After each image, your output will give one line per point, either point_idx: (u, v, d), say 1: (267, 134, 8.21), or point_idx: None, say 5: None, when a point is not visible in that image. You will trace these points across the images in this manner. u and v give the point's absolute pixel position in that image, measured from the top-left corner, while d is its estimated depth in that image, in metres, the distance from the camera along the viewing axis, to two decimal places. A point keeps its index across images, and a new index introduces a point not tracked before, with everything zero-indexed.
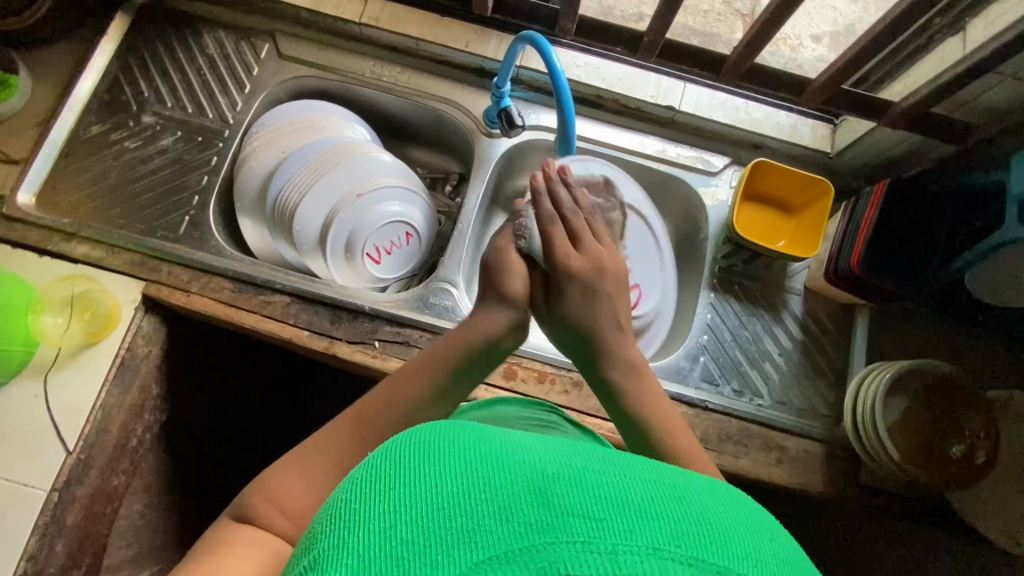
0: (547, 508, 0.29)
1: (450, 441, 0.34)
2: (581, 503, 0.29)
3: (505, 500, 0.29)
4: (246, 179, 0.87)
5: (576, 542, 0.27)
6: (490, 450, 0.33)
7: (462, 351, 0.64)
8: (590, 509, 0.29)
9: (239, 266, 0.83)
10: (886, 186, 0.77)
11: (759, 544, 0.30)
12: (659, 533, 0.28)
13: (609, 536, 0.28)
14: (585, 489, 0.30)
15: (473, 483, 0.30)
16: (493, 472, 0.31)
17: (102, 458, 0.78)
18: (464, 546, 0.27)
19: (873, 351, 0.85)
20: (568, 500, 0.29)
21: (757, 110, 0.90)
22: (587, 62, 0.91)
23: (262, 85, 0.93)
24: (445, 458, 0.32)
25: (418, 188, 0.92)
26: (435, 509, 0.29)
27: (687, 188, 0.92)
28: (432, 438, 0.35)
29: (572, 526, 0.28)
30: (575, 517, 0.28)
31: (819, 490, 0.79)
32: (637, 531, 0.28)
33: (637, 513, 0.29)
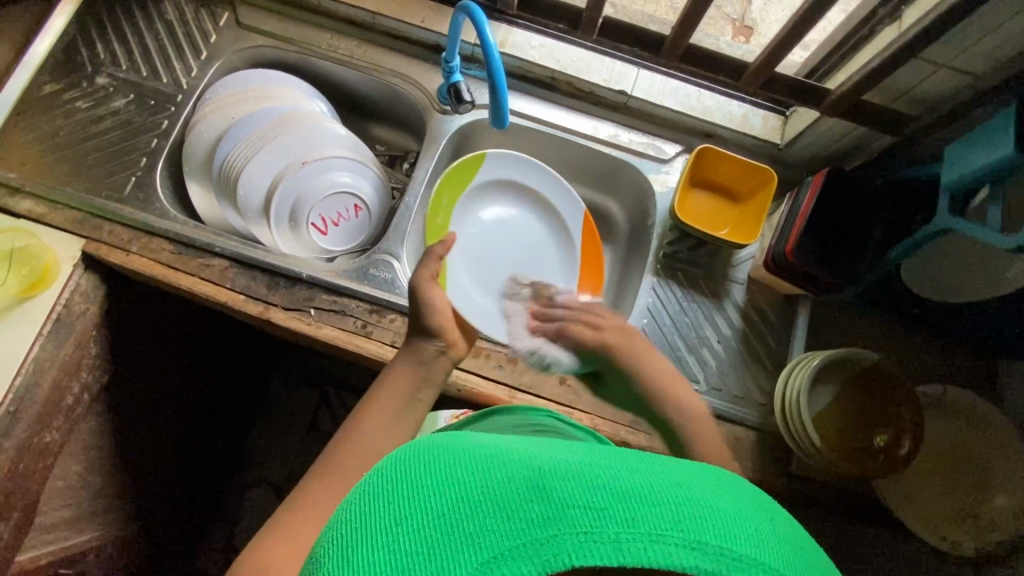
0: (546, 502, 0.31)
1: (445, 448, 0.36)
2: (577, 494, 0.31)
3: (506, 501, 0.31)
4: (195, 143, 0.88)
5: (579, 533, 0.30)
6: (483, 454, 0.35)
7: (409, 378, 0.70)
8: (590, 500, 0.31)
9: (181, 229, 0.83)
10: (825, 175, 0.77)
11: (745, 513, 0.33)
12: (657, 518, 0.30)
13: (611, 525, 0.30)
14: (582, 482, 0.31)
15: (473, 491, 0.32)
16: (492, 475, 0.33)
17: (32, 413, 0.79)
18: (469, 550, 0.30)
19: (812, 342, 0.85)
20: (566, 493, 0.31)
21: (709, 98, 0.91)
22: (541, 44, 0.91)
23: (220, 52, 0.93)
24: (440, 469, 0.34)
25: (370, 161, 0.92)
26: (439, 516, 0.31)
27: (637, 173, 0.93)
28: (428, 446, 0.37)
29: (574, 518, 0.30)
30: (575, 509, 0.30)
31: (747, 477, 0.79)
32: (637, 519, 0.30)
33: (635, 500, 0.31)
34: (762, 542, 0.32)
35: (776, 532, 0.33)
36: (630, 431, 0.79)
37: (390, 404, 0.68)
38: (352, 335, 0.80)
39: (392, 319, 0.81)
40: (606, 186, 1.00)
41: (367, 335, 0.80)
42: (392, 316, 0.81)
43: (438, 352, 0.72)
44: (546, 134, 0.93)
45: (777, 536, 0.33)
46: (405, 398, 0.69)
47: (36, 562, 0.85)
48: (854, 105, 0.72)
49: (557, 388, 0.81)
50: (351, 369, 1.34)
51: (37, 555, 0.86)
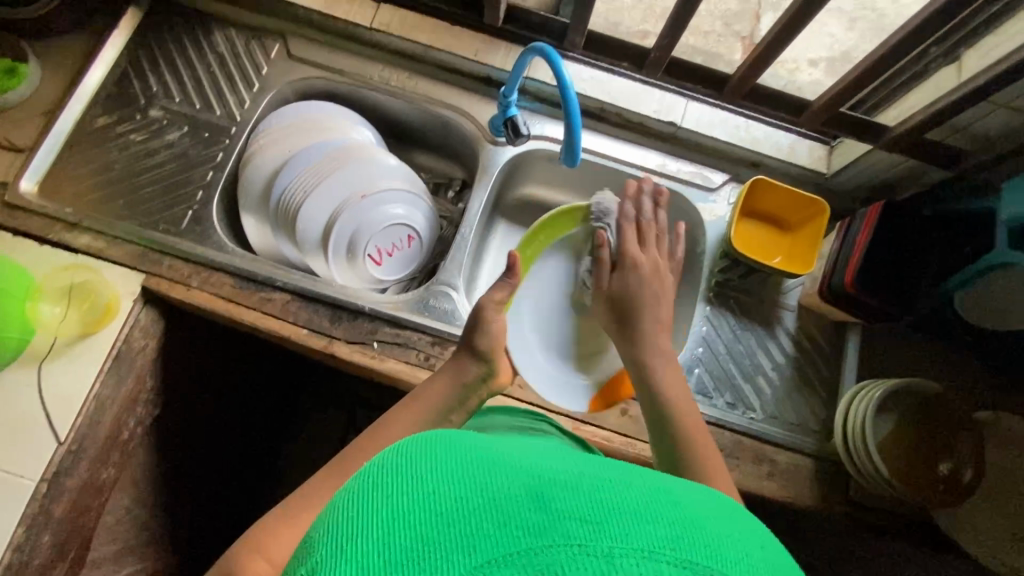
0: (543, 512, 0.29)
1: (448, 446, 0.34)
2: (577, 506, 0.29)
3: (502, 506, 0.29)
4: (252, 177, 0.88)
5: (573, 545, 0.28)
6: (486, 458, 0.33)
7: (443, 391, 0.69)
8: (588, 513, 0.29)
9: (241, 262, 0.83)
10: (881, 208, 0.79)
11: (739, 539, 0.31)
12: (655, 535, 0.28)
13: (605, 539, 0.28)
14: (581, 494, 0.30)
15: (473, 491, 0.30)
16: (493, 480, 0.31)
17: (92, 451, 0.78)
18: (463, 552, 0.28)
19: (863, 369, 0.86)
20: (564, 505, 0.29)
21: (756, 129, 0.93)
22: (592, 76, 0.92)
23: (271, 84, 0.94)
24: (443, 464, 0.32)
25: (422, 191, 0.93)
26: (434, 511, 0.29)
27: (686, 203, 0.94)
28: (431, 441, 0.35)
29: (569, 529, 0.28)
30: (573, 521, 0.29)
31: (808, 504, 0.80)
32: (633, 535, 0.28)
33: (633, 516, 0.29)
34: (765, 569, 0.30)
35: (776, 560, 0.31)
36: None
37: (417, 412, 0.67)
38: (415, 368, 0.80)
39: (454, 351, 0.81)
40: None
41: (430, 367, 0.80)
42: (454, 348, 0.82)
43: (479, 376, 0.72)
44: (596, 164, 0.95)
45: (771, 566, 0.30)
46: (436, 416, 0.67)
47: None
48: (912, 142, 0.74)
49: (619, 419, 0.81)
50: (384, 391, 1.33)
51: None
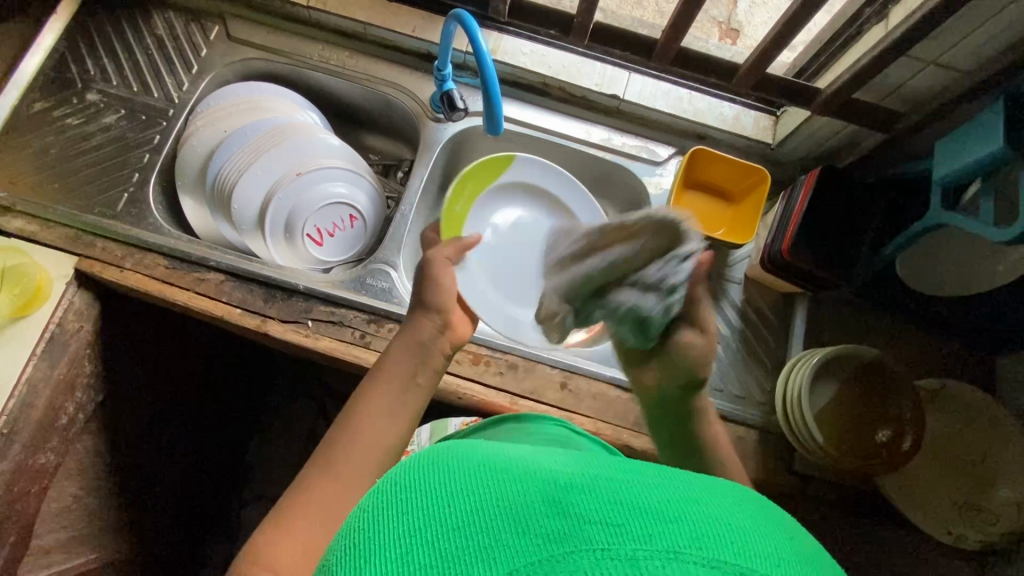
0: (562, 518, 0.29)
1: (466, 467, 0.35)
2: (593, 510, 0.29)
3: (522, 515, 0.29)
4: (188, 158, 0.87)
5: (595, 549, 0.27)
6: (502, 471, 0.34)
7: (408, 350, 0.68)
8: (607, 516, 0.28)
9: (175, 243, 0.82)
10: (817, 174, 0.78)
11: (769, 540, 0.29)
12: (678, 535, 0.27)
13: (628, 542, 0.27)
14: (600, 498, 0.30)
15: (491, 505, 0.31)
16: (511, 491, 0.32)
17: (26, 434, 0.77)
18: (481, 565, 0.27)
19: (810, 340, 0.85)
20: (583, 509, 0.29)
21: (700, 100, 0.91)
22: (532, 50, 0.91)
23: (210, 66, 0.93)
24: (456, 481, 0.33)
25: (364, 171, 0.92)
26: (452, 529, 0.30)
27: (632, 177, 0.93)
28: (445, 462, 0.36)
29: (589, 533, 0.27)
30: (592, 525, 0.28)
31: (752, 476, 0.79)
32: (656, 536, 0.27)
33: (655, 518, 0.28)
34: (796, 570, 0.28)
35: (804, 558, 0.30)
36: (633, 434, 0.79)
37: (395, 377, 0.66)
38: (350, 345, 0.79)
39: (391, 328, 0.80)
40: (600, 190, 1.00)
41: (365, 345, 0.79)
42: (390, 325, 0.81)
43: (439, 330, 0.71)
44: (539, 139, 0.94)
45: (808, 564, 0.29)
46: (409, 375, 0.67)
47: None
48: (843, 104, 0.73)
49: (559, 393, 0.80)
50: (350, 380, 1.32)
51: None
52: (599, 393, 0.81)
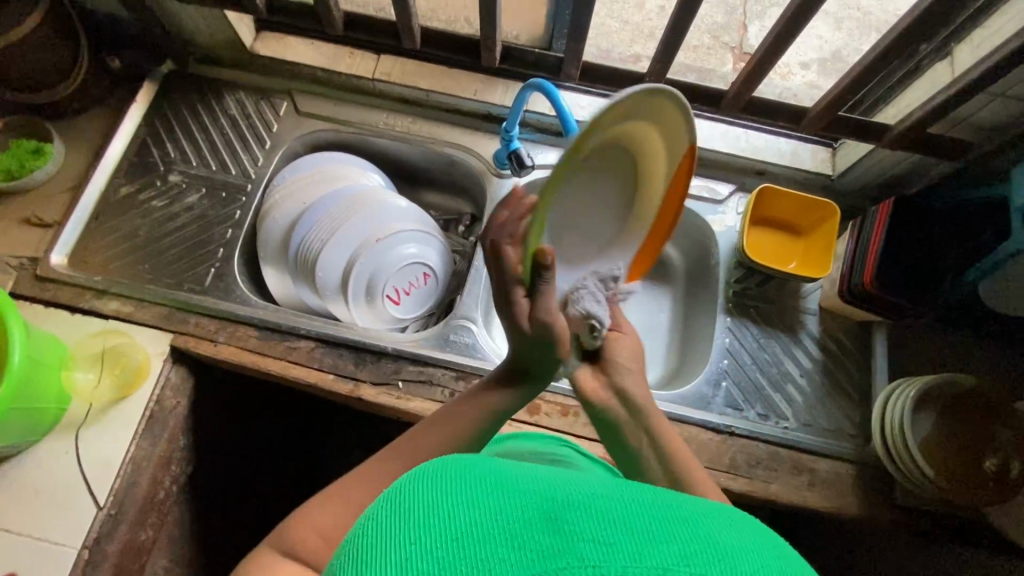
0: (557, 535, 0.27)
1: (461, 468, 0.32)
2: (589, 528, 0.27)
3: (517, 529, 0.28)
4: (269, 231, 0.90)
5: (588, 568, 0.26)
6: (503, 476, 0.32)
7: (473, 414, 0.60)
8: (602, 534, 0.27)
9: (264, 314, 0.85)
10: (891, 205, 0.78)
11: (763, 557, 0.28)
12: (670, 554, 0.26)
13: (620, 560, 0.26)
14: (595, 514, 0.28)
15: (483, 512, 0.28)
16: (503, 500, 0.29)
17: (132, 512, 0.79)
18: None
19: (895, 368, 0.85)
20: (579, 526, 0.27)
21: (757, 138, 0.94)
22: (590, 103, 0.94)
23: (282, 141, 0.97)
24: (449, 486, 0.31)
25: (433, 229, 0.95)
26: (446, 538, 0.27)
27: (695, 217, 0.95)
28: (437, 465, 0.33)
29: (584, 552, 0.26)
30: (589, 544, 0.27)
31: (855, 513, 0.78)
32: (648, 556, 0.26)
33: (648, 537, 0.27)
34: None
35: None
36: (730, 477, 0.79)
37: (445, 441, 0.58)
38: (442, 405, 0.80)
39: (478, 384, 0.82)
40: None
41: None
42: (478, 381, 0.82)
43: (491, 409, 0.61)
44: None
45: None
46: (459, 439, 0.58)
47: None
48: (914, 138, 0.75)
49: None
50: None
51: None
52: (691, 437, 0.81)
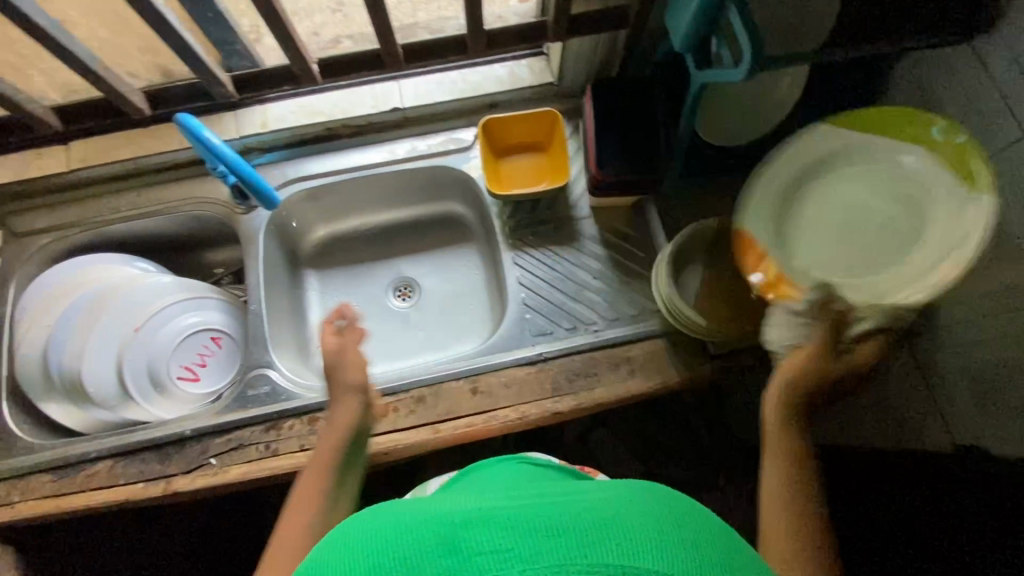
0: (457, 556, 0.34)
1: (382, 518, 0.38)
2: (487, 542, 0.34)
3: (423, 559, 0.34)
4: (25, 368, 0.83)
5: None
6: (415, 514, 0.38)
7: (341, 414, 0.66)
8: (500, 546, 0.34)
9: (52, 454, 0.79)
10: (591, 90, 0.82)
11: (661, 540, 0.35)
12: (569, 551, 0.33)
13: (521, 564, 0.33)
14: (496, 531, 0.35)
15: (396, 552, 0.35)
16: (422, 531, 0.36)
17: None
18: None
19: (671, 234, 0.88)
20: (478, 544, 0.34)
21: (472, 75, 0.94)
22: (300, 105, 0.94)
23: (9, 271, 0.89)
24: (370, 542, 0.36)
25: (205, 291, 0.90)
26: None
27: (452, 171, 0.95)
28: (365, 522, 0.38)
29: (483, 565, 0.33)
30: (487, 555, 0.34)
31: (678, 380, 0.81)
32: (546, 554, 0.33)
33: (544, 536, 0.34)
34: (673, 555, 0.34)
35: (695, 542, 0.36)
36: (554, 400, 0.80)
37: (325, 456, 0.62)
38: (260, 461, 0.78)
39: (291, 425, 0.79)
40: (438, 193, 1.04)
41: (275, 453, 0.78)
42: (290, 421, 0.80)
43: (364, 407, 0.68)
44: (350, 181, 0.94)
45: (689, 544, 0.35)
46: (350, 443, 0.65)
47: None
48: (570, 23, 0.75)
49: (473, 399, 0.81)
50: None
51: None
52: (509, 380, 0.82)
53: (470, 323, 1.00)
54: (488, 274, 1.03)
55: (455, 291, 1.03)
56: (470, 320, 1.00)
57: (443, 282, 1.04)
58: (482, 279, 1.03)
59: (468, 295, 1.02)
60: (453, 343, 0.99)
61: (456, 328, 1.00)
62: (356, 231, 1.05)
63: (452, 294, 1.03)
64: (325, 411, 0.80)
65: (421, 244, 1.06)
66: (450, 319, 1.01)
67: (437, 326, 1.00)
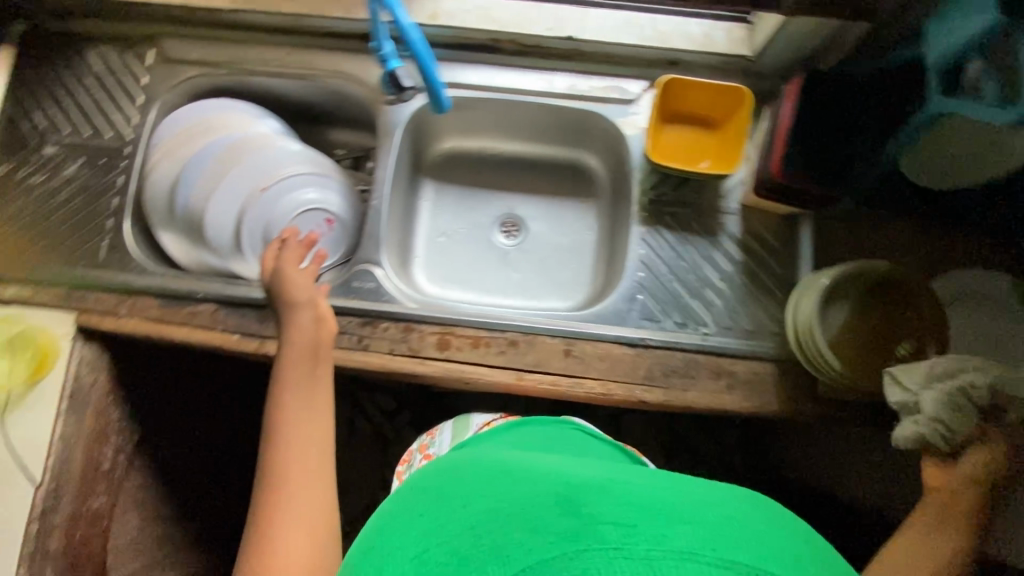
0: (573, 516, 0.40)
1: (486, 501, 0.44)
2: (602, 509, 0.41)
3: (533, 514, 0.41)
4: (154, 194, 0.86)
5: (607, 549, 0.37)
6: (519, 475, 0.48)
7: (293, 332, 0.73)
8: (615, 516, 0.40)
9: (163, 282, 0.83)
10: (801, 82, 0.73)
11: (727, 505, 0.45)
12: (681, 540, 0.38)
13: (639, 544, 0.37)
14: (606, 504, 0.41)
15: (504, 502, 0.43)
16: (528, 490, 0.44)
17: (71, 488, 0.81)
18: (520, 548, 0.39)
19: (818, 259, 0.81)
20: (590, 509, 0.41)
21: (664, 23, 0.85)
22: (475, 6, 0.87)
23: (154, 94, 0.90)
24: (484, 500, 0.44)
25: (329, 171, 0.89)
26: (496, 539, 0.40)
27: (606, 122, 0.88)
28: (475, 484, 0.48)
29: (598, 533, 0.38)
30: (602, 523, 0.39)
31: (775, 410, 0.77)
32: (662, 538, 0.38)
33: (637, 505, 0.41)
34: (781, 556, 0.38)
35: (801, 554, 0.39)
36: (644, 389, 0.78)
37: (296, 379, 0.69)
38: (348, 352, 0.79)
39: (385, 327, 0.80)
40: (578, 141, 0.97)
41: (364, 349, 0.79)
42: (385, 324, 0.80)
43: (312, 320, 0.74)
44: (498, 101, 0.89)
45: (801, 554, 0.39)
46: (310, 354, 0.71)
47: None
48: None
49: (564, 360, 0.79)
50: None
51: None
52: (605, 354, 0.80)
53: (568, 282, 0.97)
54: (601, 237, 0.98)
55: (563, 245, 0.99)
56: (571, 278, 0.97)
57: (554, 231, 1.00)
58: (594, 242, 0.98)
59: (575, 253, 0.98)
60: (547, 296, 0.96)
61: (555, 282, 0.97)
62: (481, 153, 1.01)
63: (559, 247, 0.99)
64: (420, 325, 0.80)
65: (542, 186, 1.01)
66: (549, 271, 0.98)
67: (536, 274, 0.97)
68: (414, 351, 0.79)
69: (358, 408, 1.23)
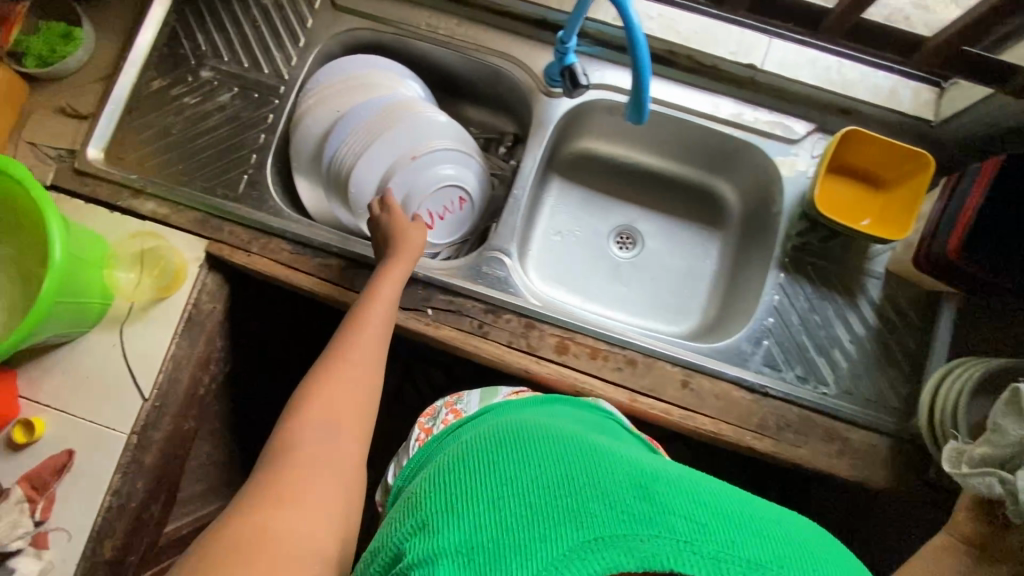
0: (643, 502, 0.40)
1: (556, 468, 0.43)
2: (672, 503, 0.40)
3: (602, 495, 0.40)
4: (303, 140, 0.86)
5: (674, 540, 0.37)
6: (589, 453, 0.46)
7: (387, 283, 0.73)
8: (683, 515, 0.39)
9: (297, 228, 0.83)
10: (999, 162, 0.69)
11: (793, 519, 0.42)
12: (747, 548, 0.37)
13: (703, 543, 0.37)
14: (677, 497, 0.40)
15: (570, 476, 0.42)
16: (600, 470, 0.43)
17: (173, 407, 0.82)
18: (577, 527, 0.38)
19: (957, 343, 0.79)
20: (657, 499, 0.40)
21: (852, 70, 0.83)
22: (662, 14, 0.86)
23: (317, 39, 0.90)
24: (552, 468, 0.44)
25: (473, 150, 0.88)
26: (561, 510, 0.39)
27: (763, 157, 0.86)
28: (540, 452, 0.47)
29: (663, 524, 0.38)
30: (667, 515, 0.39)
31: (883, 486, 0.75)
32: (728, 546, 0.37)
33: (705, 508, 0.40)
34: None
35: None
36: (755, 436, 0.77)
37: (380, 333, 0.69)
38: (468, 336, 0.79)
39: (508, 319, 0.80)
40: (719, 169, 0.95)
41: (484, 335, 0.79)
42: (508, 316, 0.80)
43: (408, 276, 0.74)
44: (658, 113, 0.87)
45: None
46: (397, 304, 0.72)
47: (177, 532, 0.94)
48: None
49: (679, 391, 0.79)
50: None
51: (178, 527, 0.94)
52: (722, 393, 0.78)
53: (678, 309, 0.95)
54: (719, 269, 0.96)
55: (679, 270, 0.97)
56: (682, 305, 0.95)
57: (673, 254, 0.98)
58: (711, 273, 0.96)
59: (690, 280, 0.96)
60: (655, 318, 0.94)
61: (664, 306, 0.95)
62: (615, 160, 0.99)
63: (675, 271, 0.97)
64: (543, 324, 0.80)
65: (668, 206, 0.99)
66: (660, 292, 0.96)
67: (647, 293, 0.96)
68: (533, 349, 0.79)
69: (418, 380, 1.23)
